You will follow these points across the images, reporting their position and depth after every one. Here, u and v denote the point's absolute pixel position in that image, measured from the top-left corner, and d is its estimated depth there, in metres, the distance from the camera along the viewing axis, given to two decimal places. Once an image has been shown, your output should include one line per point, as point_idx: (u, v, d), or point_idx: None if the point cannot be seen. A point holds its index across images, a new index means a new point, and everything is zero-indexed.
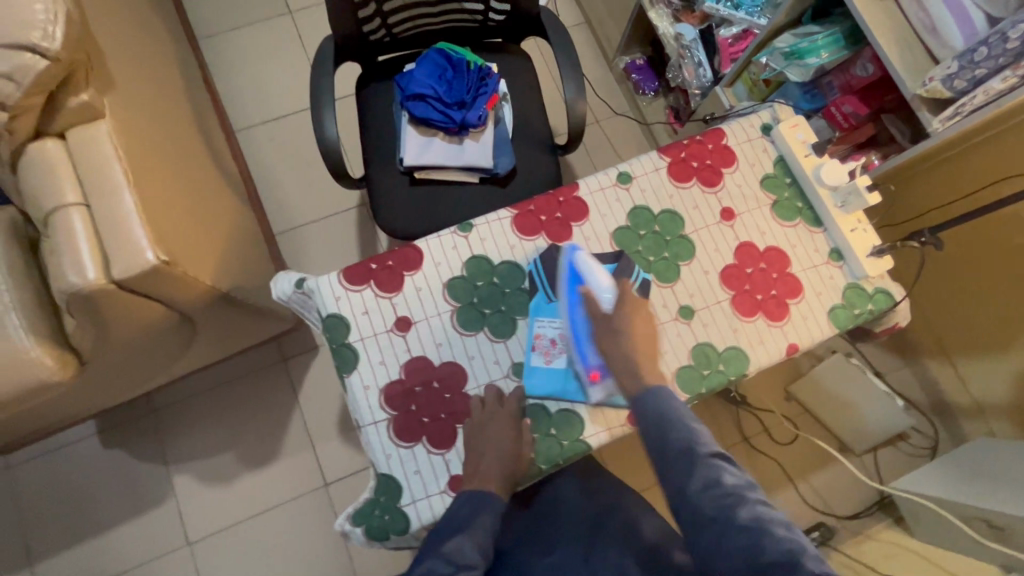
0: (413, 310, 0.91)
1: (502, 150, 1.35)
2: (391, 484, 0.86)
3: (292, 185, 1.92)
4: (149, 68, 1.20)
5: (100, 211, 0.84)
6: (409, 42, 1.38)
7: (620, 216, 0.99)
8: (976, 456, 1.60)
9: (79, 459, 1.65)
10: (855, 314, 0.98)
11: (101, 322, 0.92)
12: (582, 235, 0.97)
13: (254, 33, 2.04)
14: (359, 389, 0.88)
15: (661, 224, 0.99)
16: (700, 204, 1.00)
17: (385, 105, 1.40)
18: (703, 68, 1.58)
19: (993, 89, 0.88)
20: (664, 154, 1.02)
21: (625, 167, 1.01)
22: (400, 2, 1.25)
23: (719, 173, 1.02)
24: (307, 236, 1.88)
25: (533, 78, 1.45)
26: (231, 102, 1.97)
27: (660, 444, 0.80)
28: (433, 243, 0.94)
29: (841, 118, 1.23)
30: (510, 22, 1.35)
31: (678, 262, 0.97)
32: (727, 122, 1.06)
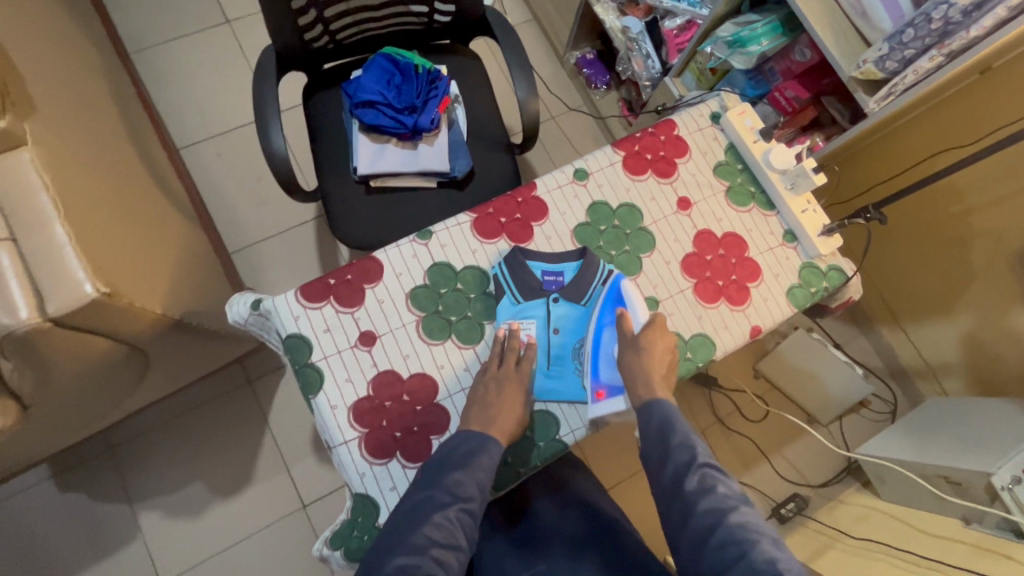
0: (376, 323, 0.89)
1: (459, 153, 1.33)
2: (367, 503, 0.84)
3: (244, 201, 1.85)
4: (74, 89, 1.13)
5: (29, 245, 0.79)
6: (353, 48, 1.35)
7: (580, 212, 0.99)
8: (933, 416, 1.68)
9: (32, 507, 1.55)
10: (812, 292, 1.01)
11: (41, 363, 0.87)
12: (543, 235, 0.97)
13: (190, 45, 1.96)
14: (327, 409, 0.85)
15: (620, 218, 0.99)
16: (657, 196, 1.01)
17: (334, 114, 1.36)
18: (652, 60, 1.60)
19: (922, 68, 0.92)
20: (618, 148, 1.03)
21: (581, 163, 1.01)
22: (341, 8, 1.22)
23: (673, 164, 1.03)
24: (264, 252, 1.82)
25: (484, 79, 1.43)
26: (172, 119, 1.89)
27: (659, 451, 0.81)
28: (392, 253, 0.92)
29: (784, 103, 1.26)
30: (456, 24, 1.33)
31: (639, 254, 0.98)
32: (677, 113, 1.08)
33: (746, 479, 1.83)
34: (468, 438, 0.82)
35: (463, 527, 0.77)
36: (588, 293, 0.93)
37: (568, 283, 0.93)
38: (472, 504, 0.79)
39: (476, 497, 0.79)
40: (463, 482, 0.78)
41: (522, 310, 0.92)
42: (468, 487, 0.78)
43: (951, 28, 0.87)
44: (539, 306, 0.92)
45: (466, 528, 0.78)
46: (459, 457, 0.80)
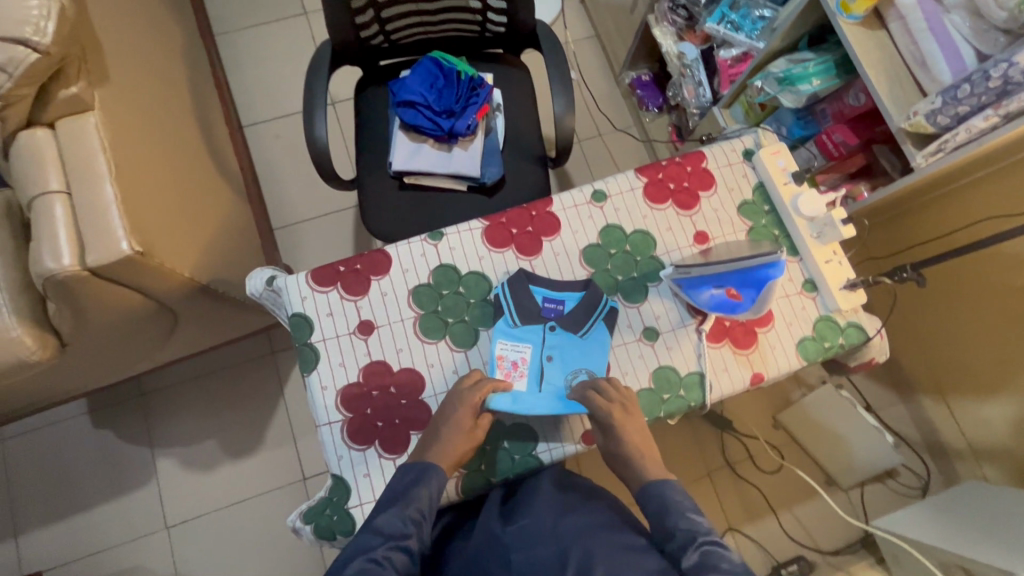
0: (376, 314, 0.92)
1: (492, 161, 1.35)
2: (341, 485, 0.87)
3: (293, 181, 1.96)
4: (150, 62, 1.24)
5: (82, 199, 0.87)
6: (407, 48, 1.41)
7: (592, 233, 0.99)
8: (965, 500, 1.56)
9: (67, 436, 1.70)
10: (824, 347, 0.96)
11: (78, 307, 0.96)
12: (552, 251, 0.97)
13: (269, 31, 2.10)
14: (317, 389, 0.89)
15: (632, 244, 0.98)
16: (673, 226, 1.00)
17: (381, 110, 1.42)
18: (703, 88, 1.58)
19: (976, 127, 0.86)
20: (642, 174, 1.02)
21: (601, 185, 1.01)
22: (397, 11, 1.28)
23: (695, 197, 1.01)
24: (305, 232, 1.93)
25: (530, 91, 1.46)
26: (242, 97, 2.03)
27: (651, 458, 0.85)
28: (402, 249, 0.95)
29: (831, 147, 1.21)
30: (507, 35, 1.36)
31: (647, 282, 0.97)
32: (709, 145, 1.06)
33: (749, 531, 1.75)
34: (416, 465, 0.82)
35: (395, 564, 0.74)
36: (586, 326, 0.92)
37: (567, 313, 0.92)
38: (408, 542, 0.77)
39: (412, 535, 0.78)
40: (401, 517, 0.78)
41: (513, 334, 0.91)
42: (406, 523, 0.78)
43: (1012, 88, 0.82)
44: (753, 291, 0.83)
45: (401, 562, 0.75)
46: (407, 487, 0.80)
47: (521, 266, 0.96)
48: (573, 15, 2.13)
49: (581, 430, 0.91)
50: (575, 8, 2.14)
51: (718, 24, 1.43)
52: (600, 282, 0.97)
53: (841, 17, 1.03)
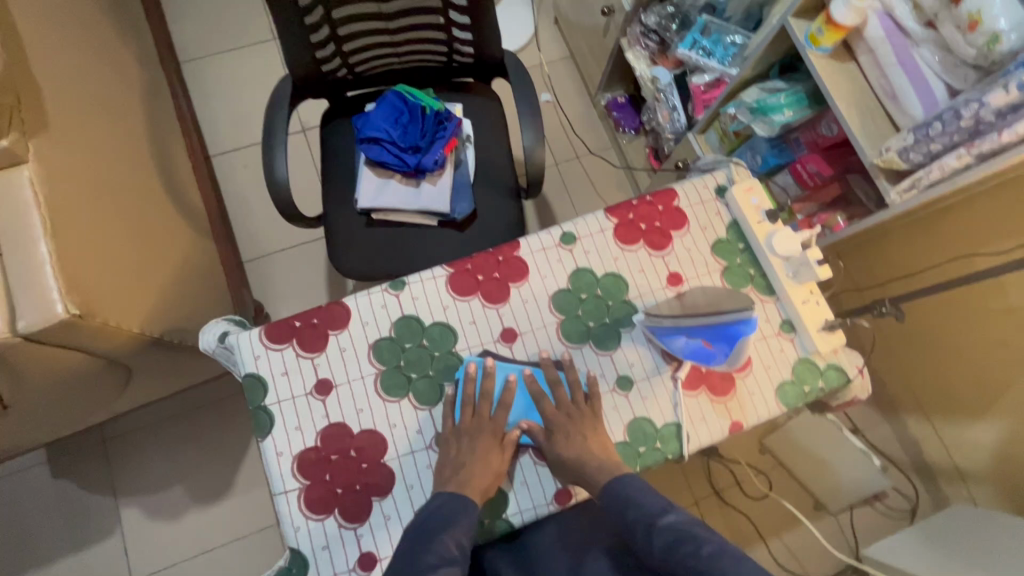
0: (335, 371, 0.87)
1: (463, 195, 1.32)
2: (297, 559, 0.81)
3: (264, 212, 1.91)
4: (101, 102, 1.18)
5: (13, 260, 0.82)
6: (373, 80, 1.37)
7: (561, 277, 0.95)
8: (954, 525, 1.53)
9: (25, 487, 1.61)
10: (804, 391, 0.93)
11: (15, 372, 0.89)
12: (520, 297, 0.93)
13: (238, 58, 2.06)
14: (272, 455, 0.84)
15: (604, 287, 0.95)
16: (646, 268, 0.96)
17: (347, 143, 1.38)
18: (677, 113, 1.56)
19: (948, 166, 0.83)
20: (612, 214, 0.99)
21: (570, 226, 0.98)
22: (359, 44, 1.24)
23: (668, 236, 0.98)
24: (276, 264, 1.87)
25: (501, 120, 1.42)
26: (210, 126, 1.98)
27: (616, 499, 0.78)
28: (361, 301, 0.90)
29: (806, 176, 1.19)
30: (474, 66, 1.33)
31: (619, 329, 0.93)
32: (681, 182, 1.03)
33: None
34: (451, 499, 0.78)
35: None
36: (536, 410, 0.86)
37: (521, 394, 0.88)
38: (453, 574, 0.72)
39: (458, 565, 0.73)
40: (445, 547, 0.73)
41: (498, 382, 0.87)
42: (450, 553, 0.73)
43: (984, 128, 0.79)
44: (726, 343, 0.79)
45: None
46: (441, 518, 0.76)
47: (488, 314, 0.92)
48: (547, 36, 2.11)
49: (555, 490, 0.86)
50: (549, 29, 2.12)
51: (690, 50, 1.42)
52: (571, 329, 0.93)
53: (810, 49, 1.00)
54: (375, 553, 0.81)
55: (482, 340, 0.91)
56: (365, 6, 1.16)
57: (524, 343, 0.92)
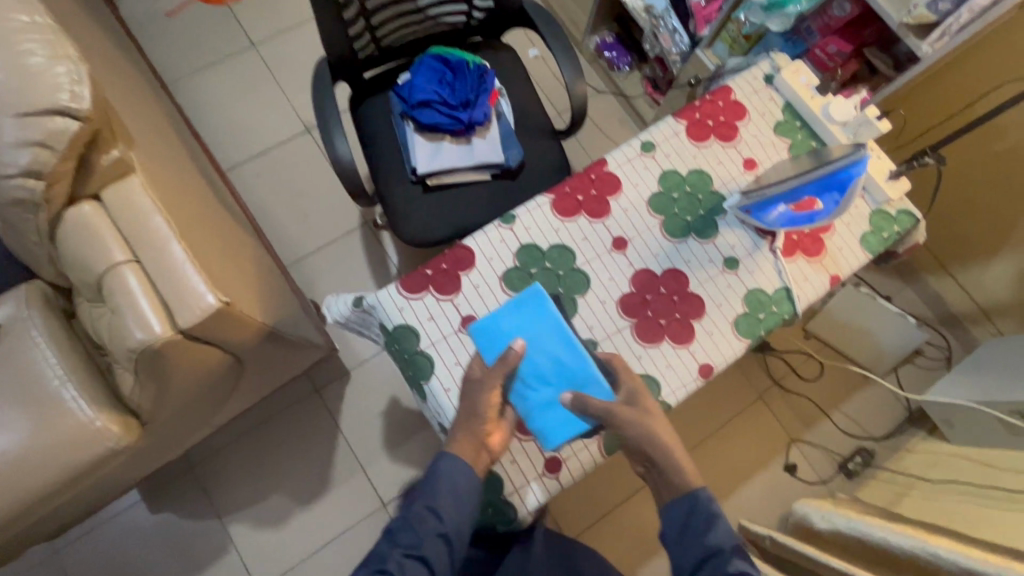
0: (476, 307, 0.93)
1: (511, 144, 1.36)
2: (491, 478, 0.88)
3: (290, 216, 1.92)
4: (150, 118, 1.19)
5: (153, 263, 0.84)
6: (397, 52, 1.41)
7: (652, 182, 1.02)
8: (991, 355, 1.70)
9: (127, 529, 1.61)
10: (884, 237, 1.03)
11: (165, 377, 0.92)
12: (621, 208, 1.00)
13: (224, 72, 2.05)
14: (441, 393, 0.89)
15: (692, 183, 1.02)
16: (722, 160, 1.04)
17: (384, 119, 1.41)
18: (679, 34, 1.64)
19: (976, 5, 0.95)
20: (680, 118, 1.06)
21: (646, 135, 1.05)
22: (385, 15, 1.28)
23: (734, 128, 1.06)
24: (315, 264, 1.89)
25: (522, 70, 1.47)
26: (214, 143, 1.97)
27: None
28: (480, 239, 0.96)
29: (827, 59, 1.28)
30: (494, 18, 1.39)
31: (715, 217, 1.01)
32: (731, 78, 1.11)
33: (809, 438, 1.86)
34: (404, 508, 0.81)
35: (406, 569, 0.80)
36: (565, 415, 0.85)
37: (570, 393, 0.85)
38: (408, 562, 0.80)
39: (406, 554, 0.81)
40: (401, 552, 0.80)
41: (510, 317, 0.88)
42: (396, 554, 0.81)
43: None
44: (836, 191, 0.88)
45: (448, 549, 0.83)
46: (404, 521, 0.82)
47: (596, 228, 0.99)
48: None
49: (697, 367, 0.94)
50: None
51: None
52: (672, 226, 1.00)
53: None
54: (559, 456, 0.89)
55: (596, 252, 0.98)
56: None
57: (635, 247, 0.99)
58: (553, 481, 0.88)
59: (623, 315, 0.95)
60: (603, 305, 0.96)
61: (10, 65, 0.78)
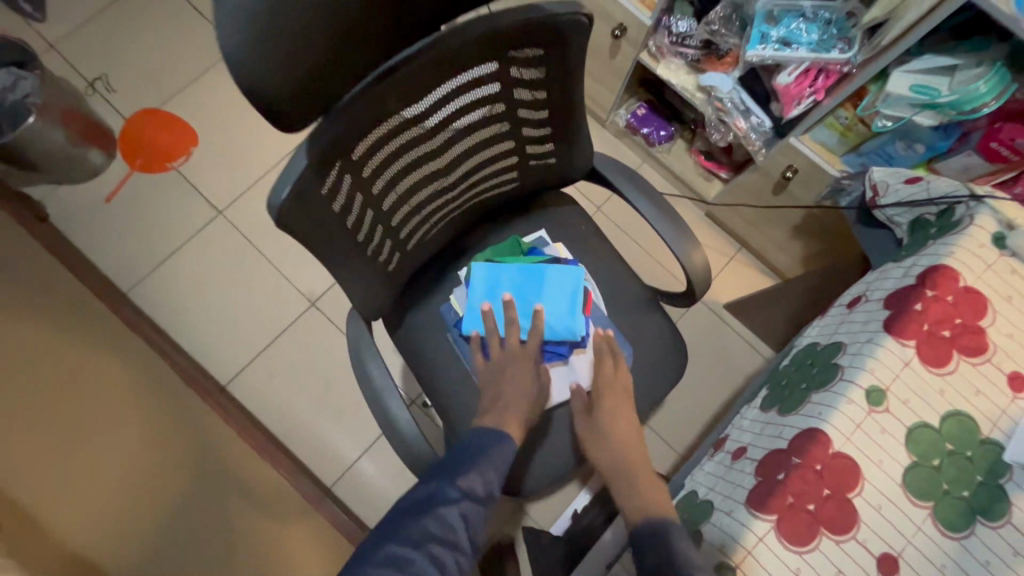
0: None
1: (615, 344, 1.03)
2: None
3: (319, 418, 1.58)
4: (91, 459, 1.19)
5: None
6: (426, 251, 1.00)
7: (898, 451, 0.70)
8: None
9: None
10: None
11: None
12: (870, 507, 0.69)
13: (190, 257, 1.67)
14: None
15: (953, 438, 0.71)
16: (979, 387, 0.73)
17: (439, 342, 1.06)
18: (756, 116, 1.30)
19: None
20: (903, 336, 0.74)
21: (867, 377, 0.73)
22: (410, 218, 0.89)
23: (980, 332, 0.74)
24: (365, 469, 1.55)
25: (590, 224, 1.14)
26: (205, 348, 1.60)
27: None
28: None
29: (1009, 151, 0.97)
30: (549, 182, 1.04)
31: (1000, 482, 0.70)
32: (946, 249, 0.79)
33: None
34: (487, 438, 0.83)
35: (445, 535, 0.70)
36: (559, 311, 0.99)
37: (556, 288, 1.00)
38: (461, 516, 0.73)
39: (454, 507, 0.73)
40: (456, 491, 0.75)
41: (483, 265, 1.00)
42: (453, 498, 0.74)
43: None
44: None
45: (457, 573, 0.69)
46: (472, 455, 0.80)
47: (849, 552, 0.67)
48: None
49: None
50: None
51: (762, 48, 1.14)
52: (949, 513, 0.69)
53: None
54: None
55: None
56: (409, 154, 0.77)
57: (910, 564, 0.67)
58: None
59: None
60: None
61: None
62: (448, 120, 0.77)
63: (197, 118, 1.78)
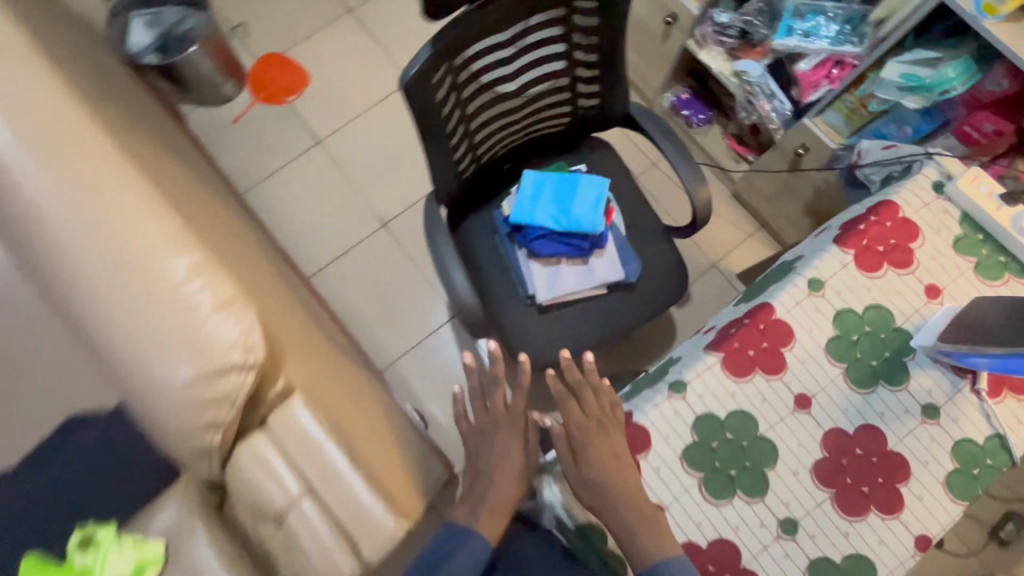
0: (661, 494, 0.86)
1: (629, 256, 1.28)
2: None
3: (377, 316, 1.90)
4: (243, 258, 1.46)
5: (332, 495, 0.82)
6: (492, 163, 1.30)
7: (826, 325, 0.93)
8: None
9: None
10: None
11: None
12: (797, 360, 0.92)
13: (293, 174, 2.04)
14: None
15: (871, 323, 0.93)
16: (900, 290, 0.95)
17: (490, 237, 1.34)
18: (779, 99, 1.53)
19: None
20: (846, 245, 0.97)
21: (812, 271, 0.96)
22: (486, 129, 1.18)
23: (908, 251, 0.96)
24: (409, 363, 1.86)
25: (623, 167, 1.40)
26: (295, 247, 1.95)
27: None
28: (653, 415, 0.89)
29: (979, 135, 1.19)
30: (593, 124, 1.31)
31: (903, 359, 0.92)
32: (895, 190, 1.01)
33: None
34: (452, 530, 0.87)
35: None
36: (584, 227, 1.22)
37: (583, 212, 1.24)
38: None
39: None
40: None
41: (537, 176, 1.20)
42: None
43: None
44: None
45: None
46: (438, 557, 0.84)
47: (775, 387, 0.91)
48: None
49: (914, 537, 0.85)
50: None
51: (789, 39, 1.38)
52: (857, 374, 0.91)
53: (987, 20, 1.02)
54: None
55: (780, 415, 0.90)
56: (493, 75, 1.06)
57: (820, 404, 0.90)
58: None
59: (821, 486, 0.87)
60: (797, 477, 0.87)
61: (182, 317, 0.77)
62: (520, 54, 1.05)
63: (312, 65, 2.15)
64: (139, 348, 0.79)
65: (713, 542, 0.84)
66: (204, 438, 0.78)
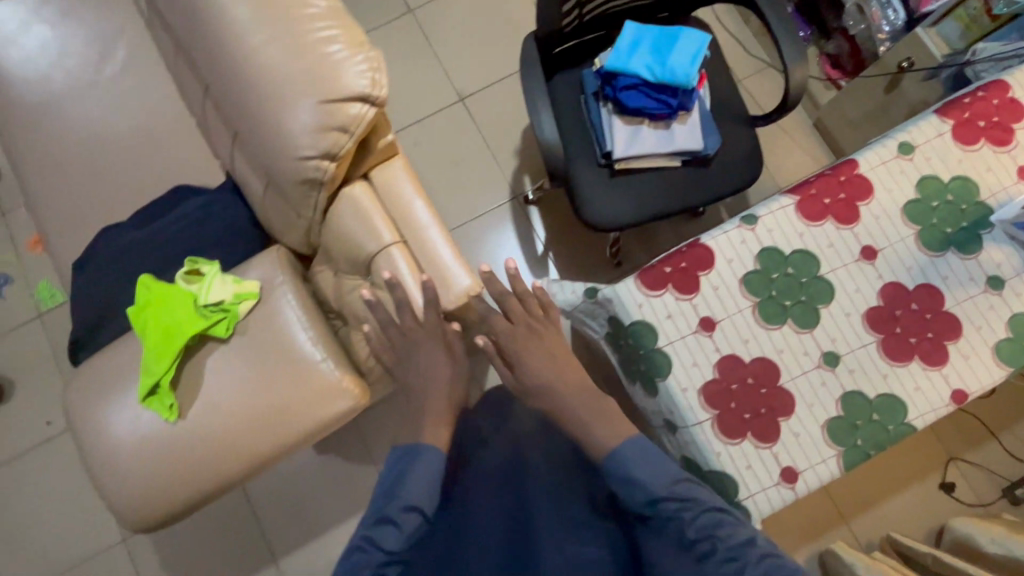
0: (714, 309, 0.92)
1: (710, 130, 1.31)
2: (726, 482, 0.88)
3: (442, 185, 1.96)
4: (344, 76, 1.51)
5: (419, 248, 0.92)
6: (592, 23, 1.31)
7: (909, 188, 0.94)
8: None
9: (297, 472, 1.65)
10: None
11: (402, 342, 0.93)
12: (871, 214, 0.93)
13: (380, 38, 2.08)
14: (678, 391, 0.90)
15: (954, 192, 0.94)
16: (991, 167, 0.94)
17: (575, 95, 1.37)
18: (894, 10, 1.55)
19: None
20: (945, 116, 0.96)
21: (904, 135, 0.96)
22: None
23: (1009, 131, 0.95)
24: (465, 233, 1.93)
25: (719, 49, 1.39)
26: None
27: None
28: (720, 239, 0.94)
29: None
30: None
31: (979, 231, 0.93)
32: (1009, 72, 0.98)
33: (971, 457, 1.68)
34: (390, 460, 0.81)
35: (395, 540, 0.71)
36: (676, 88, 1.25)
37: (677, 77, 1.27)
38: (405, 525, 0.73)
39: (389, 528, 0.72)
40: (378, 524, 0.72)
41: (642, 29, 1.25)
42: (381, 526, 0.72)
43: None
44: None
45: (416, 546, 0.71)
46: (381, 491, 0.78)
47: (844, 235, 0.93)
48: None
49: (950, 390, 0.89)
50: None
51: None
52: (930, 237, 0.93)
53: None
54: (796, 467, 0.88)
55: (844, 261, 0.93)
56: None
57: (886, 258, 0.92)
58: (789, 491, 0.87)
59: (869, 330, 0.91)
60: (848, 318, 0.91)
61: (313, 53, 0.84)
62: None
63: None
64: (263, 68, 0.87)
65: (757, 359, 0.90)
66: (315, 165, 0.85)
